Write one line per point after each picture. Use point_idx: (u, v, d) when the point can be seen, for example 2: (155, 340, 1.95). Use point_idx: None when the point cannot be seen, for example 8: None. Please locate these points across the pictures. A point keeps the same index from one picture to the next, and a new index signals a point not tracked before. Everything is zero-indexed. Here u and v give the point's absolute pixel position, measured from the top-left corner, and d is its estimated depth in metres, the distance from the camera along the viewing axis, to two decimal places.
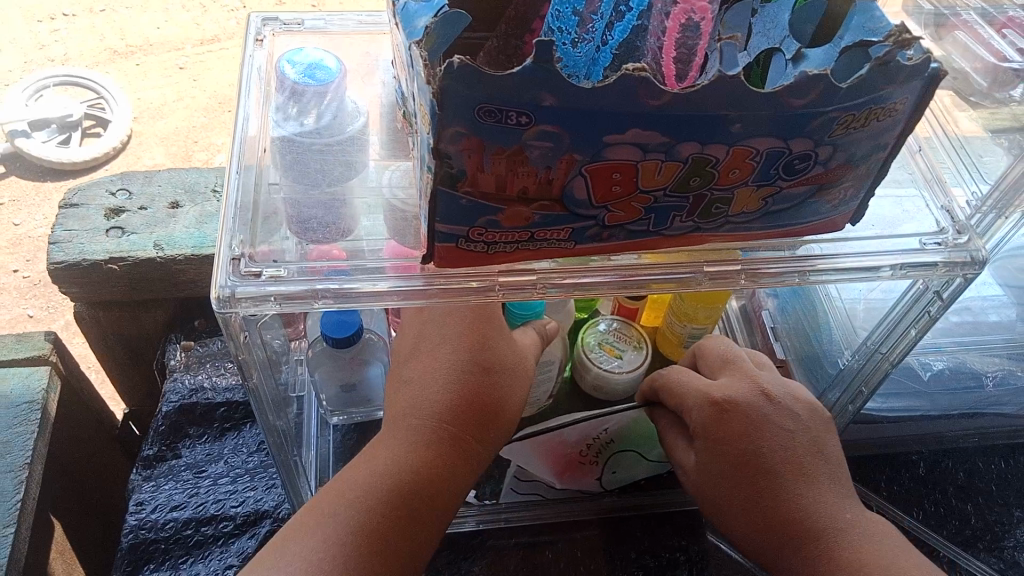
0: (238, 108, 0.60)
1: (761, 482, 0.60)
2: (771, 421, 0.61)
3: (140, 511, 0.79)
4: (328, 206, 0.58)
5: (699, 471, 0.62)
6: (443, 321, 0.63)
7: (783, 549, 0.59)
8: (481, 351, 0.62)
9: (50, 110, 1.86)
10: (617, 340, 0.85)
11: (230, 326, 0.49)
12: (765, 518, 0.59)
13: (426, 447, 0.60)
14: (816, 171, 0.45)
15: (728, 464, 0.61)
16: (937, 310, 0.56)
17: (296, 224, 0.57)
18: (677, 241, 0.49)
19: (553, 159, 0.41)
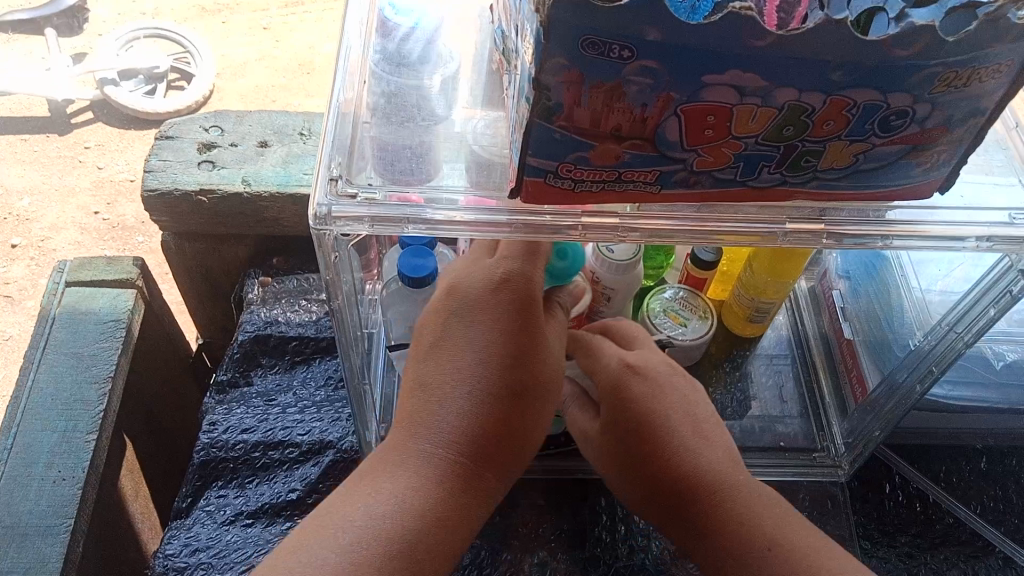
0: (334, 75, 0.60)
1: (647, 445, 0.63)
2: (661, 392, 0.66)
3: (213, 430, 0.83)
4: (417, 145, 0.57)
5: (601, 445, 0.67)
6: (474, 325, 0.61)
7: (683, 510, 0.61)
8: (511, 373, 0.61)
9: (138, 61, 1.93)
10: (683, 309, 0.86)
11: (323, 245, 0.51)
12: (671, 476, 0.62)
13: (443, 472, 0.59)
14: (911, 129, 0.45)
15: (624, 431, 0.65)
16: (1020, 289, 0.55)
17: (383, 161, 0.56)
18: (761, 194, 0.50)
19: (650, 96, 0.42)
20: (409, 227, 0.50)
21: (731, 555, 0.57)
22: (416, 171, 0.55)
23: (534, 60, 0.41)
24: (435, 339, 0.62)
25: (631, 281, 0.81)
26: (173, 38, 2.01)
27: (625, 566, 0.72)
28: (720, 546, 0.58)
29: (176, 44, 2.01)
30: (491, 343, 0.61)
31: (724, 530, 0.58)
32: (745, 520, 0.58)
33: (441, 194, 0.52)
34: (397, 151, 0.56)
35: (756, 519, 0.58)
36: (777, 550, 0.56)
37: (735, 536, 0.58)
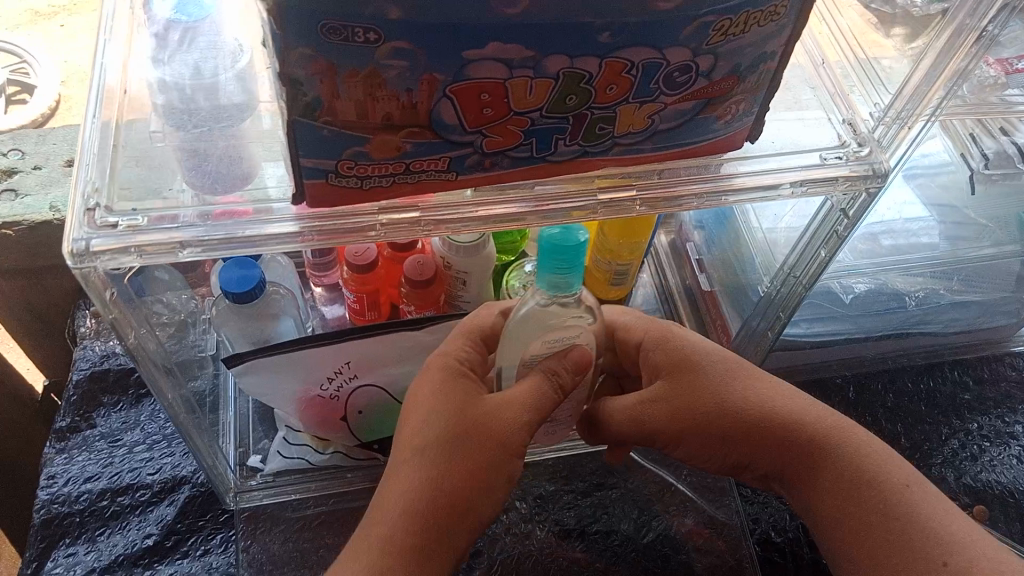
0: (93, 92, 0.52)
1: (746, 396, 0.59)
2: (725, 353, 0.61)
3: (53, 484, 0.76)
4: (225, 152, 0.50)
5: (671, 410, 0.60)
6: (424, 399, 0.55)
7: (789, 443, 0.58)
8: (495, 407, 0.54)
9: None
10: None
11: (91, 283, 0.45)
12: (763, 411, 0.59)
13: (407, 548, 0.50)
14: (699, 83, 0.42)
15: (704, 389, 0.59)
16: (845, 228, 0.55)
17: (193, 171, 0.50)
18: (566, 168, 0.47)
19: (412, 80, 0.38)
20: (183, 251, 0.45)
21: (860, 487, 0.56)
22: (222, 175, 0.50)
23: (274, 53, 0.36)
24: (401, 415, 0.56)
25: (484, 262, 0.78)
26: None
27: (509, 556, 0.72)
28: (843, 487, 0.56)
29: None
30: (438, 412, 0.54)
31: (850, 471, 0.56)
32: (871, 459, 0.57)
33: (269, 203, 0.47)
34: (194, 150, 0.50)
35: (880, 458, 0.57)
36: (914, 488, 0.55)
37: (866, 475, 0.56)
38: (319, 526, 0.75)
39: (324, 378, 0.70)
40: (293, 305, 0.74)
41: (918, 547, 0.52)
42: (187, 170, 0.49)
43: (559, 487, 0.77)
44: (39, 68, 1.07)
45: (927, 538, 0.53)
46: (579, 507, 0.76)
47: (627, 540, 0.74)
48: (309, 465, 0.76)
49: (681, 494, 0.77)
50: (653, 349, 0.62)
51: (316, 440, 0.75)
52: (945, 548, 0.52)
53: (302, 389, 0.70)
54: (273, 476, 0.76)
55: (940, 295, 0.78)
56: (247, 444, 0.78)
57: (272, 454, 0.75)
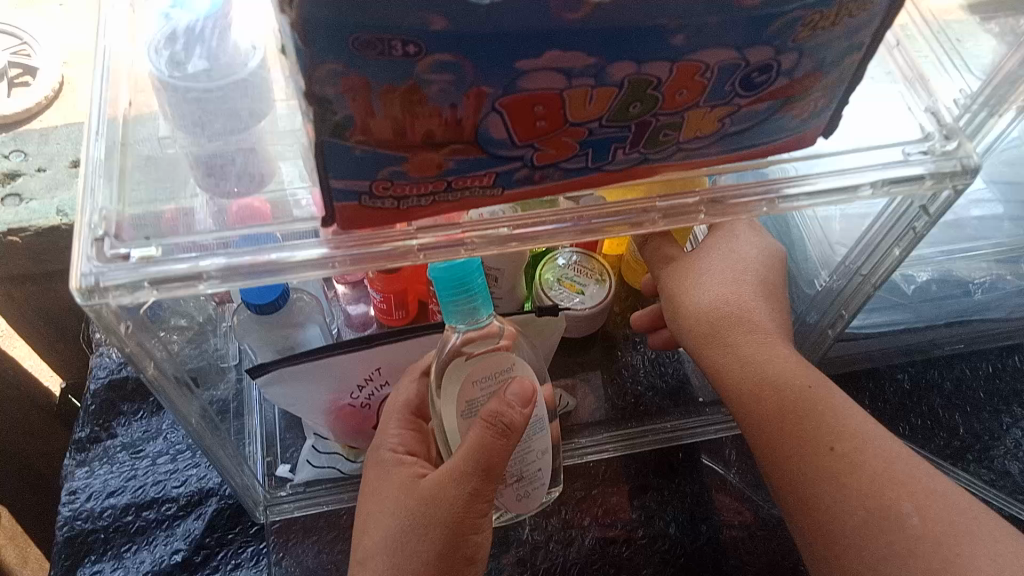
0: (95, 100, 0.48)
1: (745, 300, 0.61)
2: (773, 256, 0.63)
3: (75, 500, 0.73)
4: (242, 160, 0.46)
5: (677, 273, 0.62)
6: (382, 499, 0.60)
7: (729, 333, 0.60)
8: (440, 492, 0.57)
9: None
10: (578, 275, 0.78)
11: (103, 318, 0.41)
12: (725, 300, 0.61)
13: None
14: (778, 82, 0.37)
15: (718, 271, 0.62)
16: (924, 225, 0.50)
17: (207, 179, 0.45)
18: (623, 176, 0.42)
19: (457, 94, 0.33)
20: (202, 283, 0.41)
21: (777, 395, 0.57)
22: (238, 180, 0.46)
23: (299, 71, 0.32)
24: (368, 512, 0.61)
25: (516, 257, 0.73)
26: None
27: (553, 565, 0.69)
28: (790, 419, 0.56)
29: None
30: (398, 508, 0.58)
31: (773, 382, 0.58)
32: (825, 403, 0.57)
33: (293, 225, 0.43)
34: (210, 157, 0.45)
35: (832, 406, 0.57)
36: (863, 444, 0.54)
37: (815, 412, 0.56)
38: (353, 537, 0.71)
39: (355, 386, 0.67)
40: (318, 312, 0.70)
41: (828, 476, 0.54)
42: (201, 177, 0.45)
43: (601, 490, 0.74)
44: (40, 48, 0.94)
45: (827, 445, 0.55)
46: (624, 511, 0.73)
47: (674, 545, 0.71)
48: (340, 474, 0.73)
49: (731, 493, 0.74)
50: (730, 225, 0.65)
51: (346, 448, 0.73)
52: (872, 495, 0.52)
53: (331, 399, 0.67)
54: (302, 486, 0.73)
55: (1006, 283, 0.72)
56: (276, 454, 0.75)
57: (301, 463, 0.72)
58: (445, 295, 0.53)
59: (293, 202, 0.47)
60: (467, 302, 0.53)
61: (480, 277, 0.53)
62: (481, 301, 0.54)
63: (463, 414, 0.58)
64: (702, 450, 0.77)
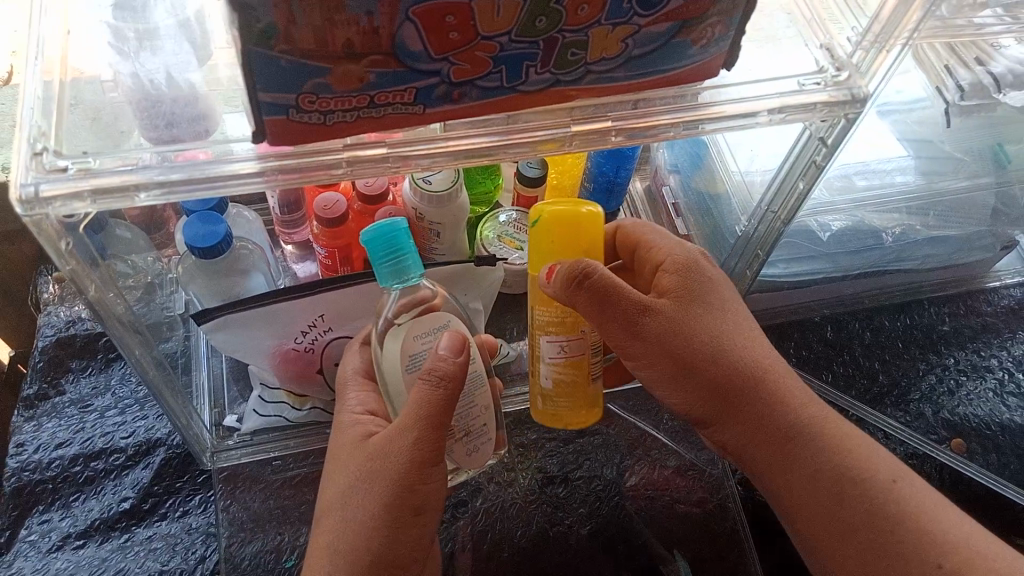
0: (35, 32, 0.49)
1: (735, 354, 0.58)
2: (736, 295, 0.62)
3: (23, 452, 0.74)
4: (177, 99, 0.46)
5: (667, 335, 0.58)
6: (341, 449, 0.60)
7: (767, 411, 0.58)
8: (384, 447, 0.56)
9: None
10: (518, 232, 0.81)
11: (45, 231, 0.43)
12: (746, 372, 0.58)
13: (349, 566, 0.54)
14: (673, 3, 0.41)
15: (706, 333, 0.58)
16: (823, 158, 0.54)
17: (147, 121, 0.45)
18: (539, 98, 0.45)
19: (372, 1, 0.36)
20: (139, 196, 0.43)
21: (849, 478, 0.55)
22: (180, 126, 0.46)
23: None
24: (331, 465, 0.60)
25: (456, 212, 0.76)
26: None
27: (494, 504, 0.72)
28: (826, 481, 0.56)
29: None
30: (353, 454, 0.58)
31: (835, 462, 0.56)
32: (857, 452, 0.57)
33: (226, 145, 0.45)
34: (151, 99, 0.45)
35: (862, 455, 0.56)
36: (902, 485, 0.55)
37: (894, 498, 0.54)
38: (299, 484, 0.73)
39: (299, 332, 0.69)
40: (262, 262, 0.72)
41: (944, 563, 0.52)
42: (142, 121, 0.46)
43: (540, 436, 0.77)
44: None
45: (913, 521, 0.53)
46: (563, 454, 0.76)
47: (610, 485, 0.74)
48: (287, 422, 0.74)
49: (662, 438, 0.77)
50: (675, 264, 0.61)
51: (292, 396, 0.74)
52: (938, 550, 0.52)
53: (277, 344, 0.69)
54: (248, 436, 0.74)
55: (916, 233, 0.77)
56: (223, 405, 0.76)
57: (248, 412, 0.74)
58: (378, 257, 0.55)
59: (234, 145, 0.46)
60: (396, 263, 0.56)
61: (408, 238, 0.56)
62: (412, 262, 0.56)
63: (407, 368, 0.58)
64: (636, 400, 0.80)
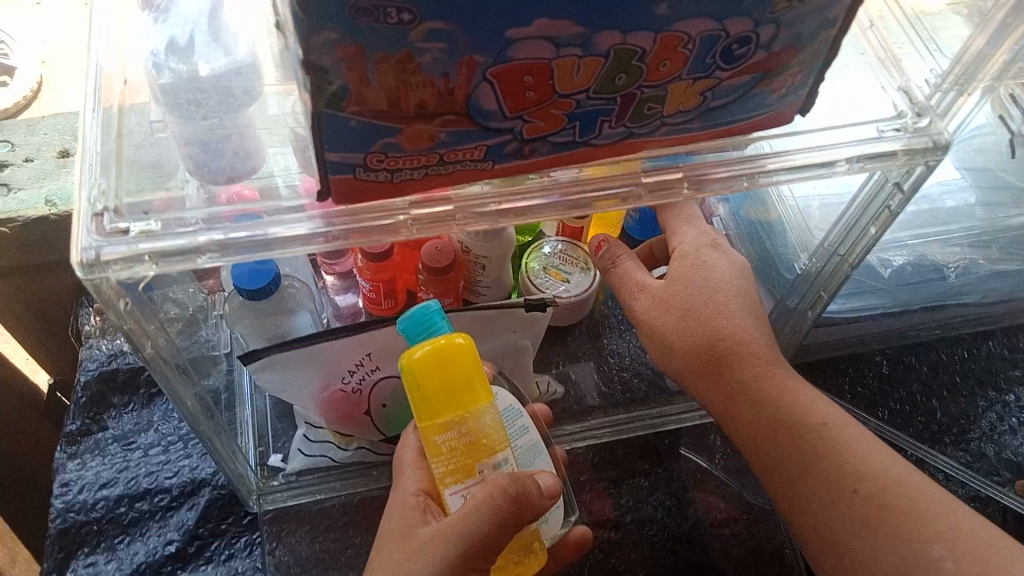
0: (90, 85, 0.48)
1: (710, 316, 0.60)
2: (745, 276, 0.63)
3: (67, 492, 0.73)
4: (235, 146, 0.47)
5: (663, 302, 0.62)
6: (397, 522, 0.55)
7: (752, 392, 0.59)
8: (437, 547, 0.51)
9: None
10: (563, 263, 0.80)
11: (104, 294, 0.42)
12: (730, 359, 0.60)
13: None
14: (757, 55, 0.39)
15: (697, 294, 0.61)
16: (898, 203, 0.52)
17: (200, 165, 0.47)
18: (609, 150, 0.43)
19: (449, 63, 0.34)
20: (201, 260, 0.42)
21: (825, 461, 0.56)
22: (219, 159, 0.46)
23: (296, 39, 0.33)
24: (383, 536, 0.56)
25: (503, 245, 0.75)
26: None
27: None
28: (802, 455, 0.57)
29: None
30: (411, 534, 0.53)
31: (814, 442, 0.57)
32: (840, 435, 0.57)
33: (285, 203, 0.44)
34: (208, 147, 0.46)
35: (804, 403, 0.59)
36: (833, 427, 0.58)
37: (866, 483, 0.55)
38: (344, 527, 0.72)
39: (346, 370, 0.67)
40: (308, 299, 0.70)
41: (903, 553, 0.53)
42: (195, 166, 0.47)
43: (589, 476, 0.75)
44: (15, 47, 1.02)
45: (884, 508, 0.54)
46: (614, 496, 0.74)
47: (662, 530, 0.72)
48: (332, 463, 0.73)
49: (714, 479, 0.75)
50: (691, 253, 0.62)
51: (338, 436, 0.73)
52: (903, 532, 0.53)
53: (323, 383, 0.67)
54: (291, 474, 0.73)
55: (979, 267, 0.75)
56: (267, 444, 0.75)
57: (293, 452, 0.72)
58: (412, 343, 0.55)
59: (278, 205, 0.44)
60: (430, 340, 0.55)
61: (442, 317, 0.55)
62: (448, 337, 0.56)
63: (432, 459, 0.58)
64: (689, 438, 0.78)
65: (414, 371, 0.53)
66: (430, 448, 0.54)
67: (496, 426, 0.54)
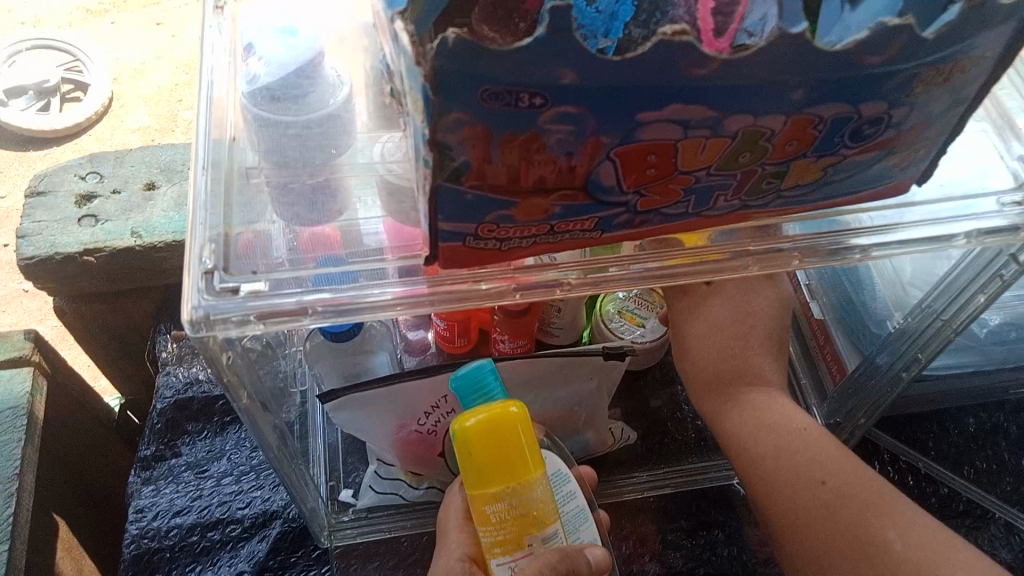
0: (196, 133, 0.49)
1: (722, 320, 0.59)
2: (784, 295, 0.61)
3: (142, 518, 0.74)
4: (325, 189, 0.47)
5: (689, 307, 0.61)
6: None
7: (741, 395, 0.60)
8: None
9: (28, 72, 1.58)
10: (638, 307, 0.78)
11: (208, 348, 0.43)
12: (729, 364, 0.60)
13: None
14: (886, 134, 0.37)
15: (735, 301, 0.59)
16: (1012, 274, 0.49)
17: (291, 207, 0.47)
18: (719, 220, 0.42)
19: (575, 144, 0.34)
20: (306, 320, 0.42)
21: (793, 462, 0.56)
22: (315, 209, 0.47)
23: (423, 119, 0.32)
24: None
25: None
26: (61, 46, 1.64)
27: None
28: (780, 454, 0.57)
29: (64, 52, 1.64)
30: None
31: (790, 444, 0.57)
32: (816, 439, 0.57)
33: (386, 263, 0.44)
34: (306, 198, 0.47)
35: (783, 410, 0.59)
36: (810, 433, 0.58)
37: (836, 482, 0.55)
38: (412, 565, 0.72)
39: (421, 413, 0.67)
40: (388, 339, 0.71)
41: (856, 542, 0.52)
42: (286, 210, 0.47)
43: (661, 526, 0.74)
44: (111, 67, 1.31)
45: (850, 504, 0.54)
46: (686, 549, 0.72)
47: None
48: (403, 501, 0.72)
49: None
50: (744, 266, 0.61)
51: (409, 474, 0.72)
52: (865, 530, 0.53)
53: (397, 425, 0.67)
54: (362, 511, 0.72)
55: None
56: (338, 479, 0.74)
57: (364, 488, 0.72)
58: (466, 405, 0.56)
59: (380, 266, 0.44)
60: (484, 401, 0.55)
61: (495, 379, 0.56)
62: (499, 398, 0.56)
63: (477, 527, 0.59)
64: None
65: (468, 439, 0.53)
66: (479, 516, 0.54)
67: (545, 499, 0.55)
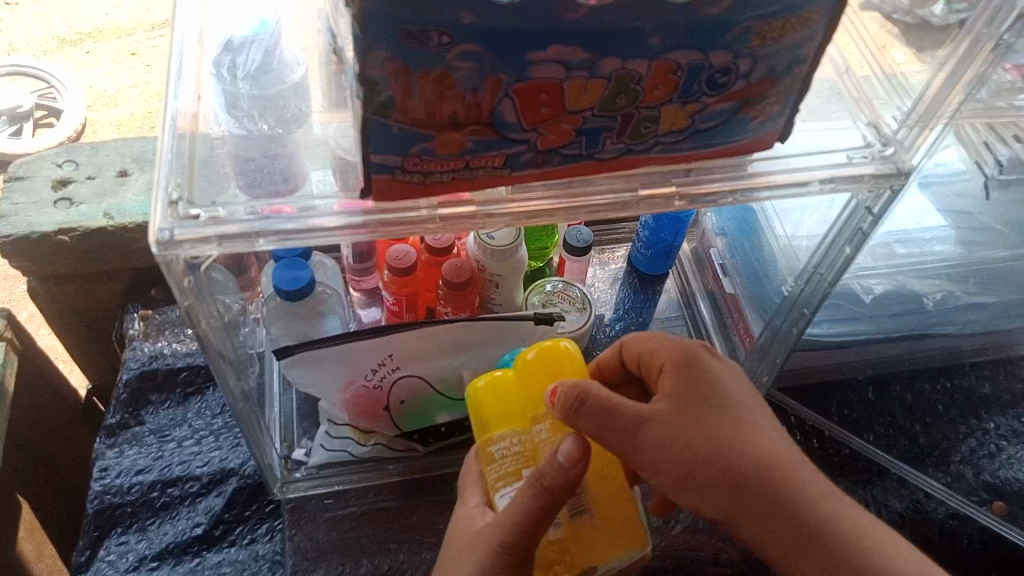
0: (168, 86, 0.56)
1: (707, 447, 0.54)
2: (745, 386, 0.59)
3: (105, 476, 0.79)
4: (276, 157, 0.53)
5: (663, 443, 0.55)
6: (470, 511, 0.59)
7: (774, 507, 0.53)
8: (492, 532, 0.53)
9: None
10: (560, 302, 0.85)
11: (173, 269, 0.50)
12: (742, 472, 0.54)
13: None
14: (738, 85, 0.46)
15: (707, 397, 0.57)
16: (869, 225, 0.58)
17: (246, 179, 0.52)
18: (611, 164, 0.50)
19: (479, 80, 0.42)
20: (259, 241, 0.49)
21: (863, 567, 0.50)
22: (271, 181, 0.53)
23: (355, 55, 0.40)
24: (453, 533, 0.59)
25: (516, 266, 0.81)
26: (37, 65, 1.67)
27: None
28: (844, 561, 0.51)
29: (37, 79, 1.58)
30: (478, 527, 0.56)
31: (849, 545, 0.51)
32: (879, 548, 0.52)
33: (313, 201, 0.52)
34: (253, 165, 0.52)
35: (829, 510, 0.53)
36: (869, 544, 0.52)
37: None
38: (360, 518, 0.77)
39: (369, 369, 0.72)
40: (339, 306, 0.77)
41: None
42: (238, 175, 0.52)
43: None
44: (67, 95, 1.58)
45: None
46: None
47: (658, 533, 0.76)
48: (352, 457, 0.78)
49: None
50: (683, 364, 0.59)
51: (358, 433, 0.77)
52: None
53: (346, 381, 0.72)
54: (315, 468, 0.78)
55: (956, 298, 0.82)
56: (292, 439, 0.80)
57: (315, 447, 0.77)
58: None
59: (319, 208, 0.51)
60: None
61: None
62: None
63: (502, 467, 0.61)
64: None
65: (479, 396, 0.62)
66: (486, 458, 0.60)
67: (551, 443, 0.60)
